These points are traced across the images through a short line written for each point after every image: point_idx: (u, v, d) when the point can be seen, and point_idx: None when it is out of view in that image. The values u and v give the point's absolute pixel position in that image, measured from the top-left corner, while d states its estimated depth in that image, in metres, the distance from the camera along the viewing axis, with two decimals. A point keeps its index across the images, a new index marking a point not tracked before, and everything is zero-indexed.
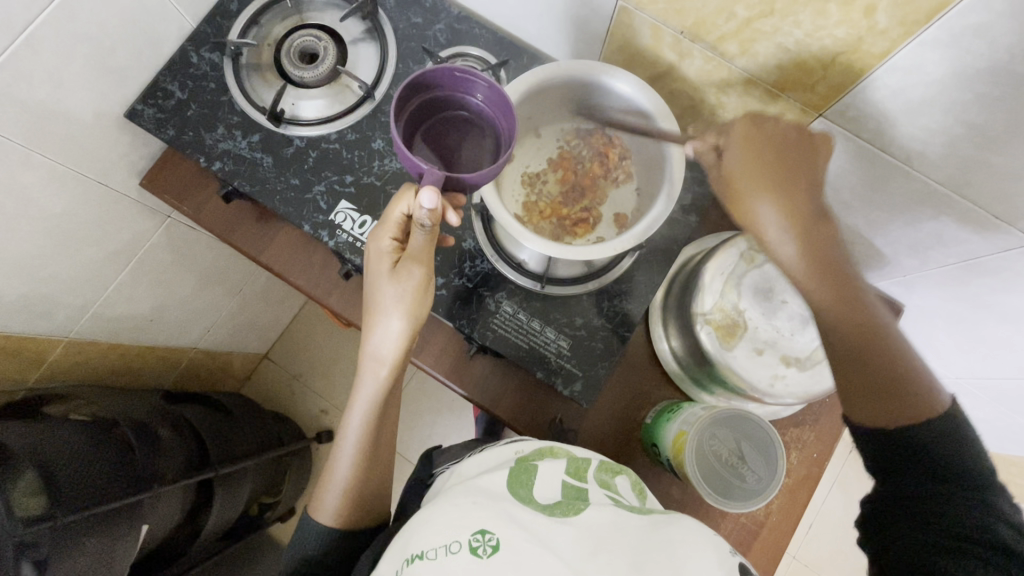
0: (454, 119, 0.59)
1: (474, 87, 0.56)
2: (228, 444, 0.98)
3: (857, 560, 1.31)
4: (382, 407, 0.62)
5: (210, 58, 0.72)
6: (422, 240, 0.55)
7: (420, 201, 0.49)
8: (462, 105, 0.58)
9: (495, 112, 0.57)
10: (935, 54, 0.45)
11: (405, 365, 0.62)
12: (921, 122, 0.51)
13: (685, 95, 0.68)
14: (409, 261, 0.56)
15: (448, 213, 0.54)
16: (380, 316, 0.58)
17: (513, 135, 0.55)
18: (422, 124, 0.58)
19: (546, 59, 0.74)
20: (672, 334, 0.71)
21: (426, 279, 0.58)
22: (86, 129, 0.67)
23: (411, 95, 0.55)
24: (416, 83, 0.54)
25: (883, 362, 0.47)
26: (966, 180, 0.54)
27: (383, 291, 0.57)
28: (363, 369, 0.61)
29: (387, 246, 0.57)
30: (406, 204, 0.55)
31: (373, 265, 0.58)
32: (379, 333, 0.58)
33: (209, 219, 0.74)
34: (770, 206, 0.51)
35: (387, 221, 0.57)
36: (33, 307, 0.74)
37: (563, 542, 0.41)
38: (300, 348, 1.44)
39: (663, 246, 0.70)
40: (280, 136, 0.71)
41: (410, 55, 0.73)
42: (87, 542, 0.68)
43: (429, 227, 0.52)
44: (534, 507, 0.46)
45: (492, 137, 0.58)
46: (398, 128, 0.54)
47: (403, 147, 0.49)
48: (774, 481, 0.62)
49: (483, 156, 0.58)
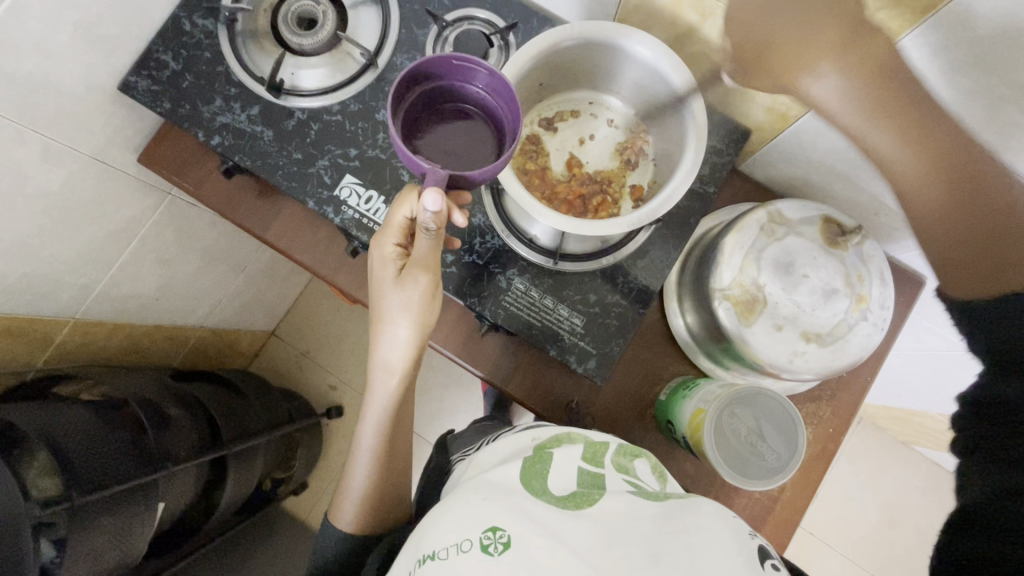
0: (457, 106, 0.57)
1: (474, 75, 0.53)
2: (242, 425, 0.99)
3: (861, 527, 1.34)
4: (397, 411, 0.61)
5: (204, 25, 0.69)
6: (426, 247, 0.52)
7: (423, 205, 0.46)
8: (465, 94, 0.56)
9: (498, 101, 0.54)
10: (985, 7, 0.42)
11: (418, 369, 0.61)
12: (962, 83, 0.49)
13: (705, 58, 0.64)
14: (413, 268, 0.54)
15: (454, 214, 0.53)
16: (388, 324, 0.57)
17: (514, 126, 0.53)
18: (424, 112, 0.56)
19: (557, 21, 0.70)
20: (688, 309, 0.69)
21: (433, 285, 0.55)
22: (78, 102, 0.65)
23: (410, 87, 0.53)
24: (415, 73, 0.52)
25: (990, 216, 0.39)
26: (1006, 145, 0.51)
27: (389, 299, 0.56)
28: (374, 378, 0.60)
29: (391, 253, 0.55)
30: (409, 208, 0.53)
31: (377, 273, 0.57)
32: (388, 340, 0.58)
33: (211, 197, 0.72)
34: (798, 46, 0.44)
35: (390, 226, 0.54)
36: (36, 288, 0.73)
37: (576, 537, 0.42)
38: (307, 325, 1.44)
39: (680, 219, 0.68)
40: (280, 107, 0.68)
41: (414, 19, 0.70)
42: (106, 520, 0.68)
43: (434, 231, 0.49)
44: (548, 501, 0.46)
45: (493, 130, 0.56)
46: (397, 121, 0.52)
47: (403, 145, 0.46)
48: (795, 457, 0.61)
49: (484, 146, 0.56)
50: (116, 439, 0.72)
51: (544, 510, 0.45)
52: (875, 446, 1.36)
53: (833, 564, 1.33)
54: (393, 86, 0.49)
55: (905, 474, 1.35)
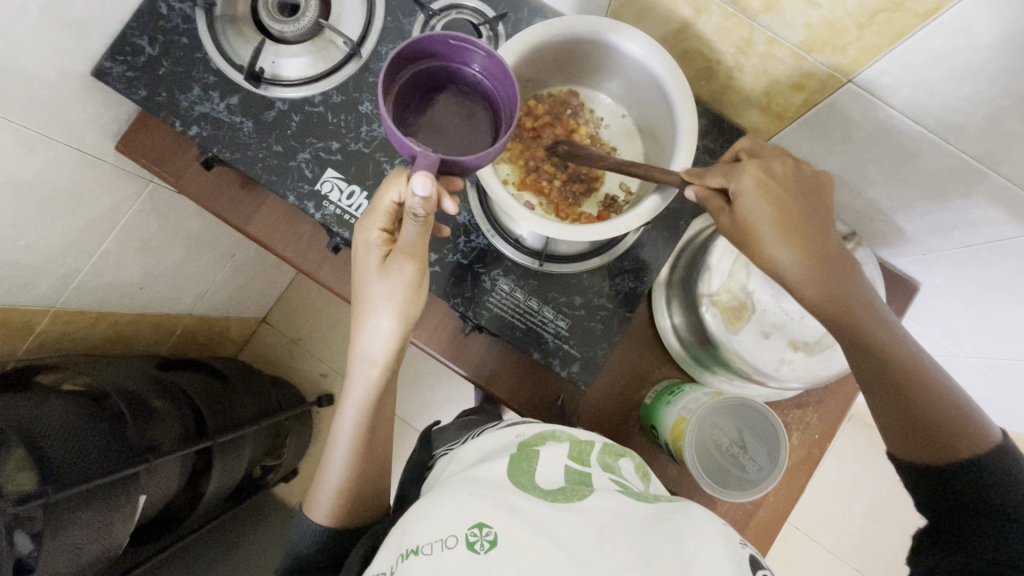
0: (449, 86, 0.55)
1: (471, 56, 0.51)
2: (230, 416, 0.98)
3: (846, 523, 1.35)
4: (375, 409, 0.61)
5: (181, 9, 0.67)
6: (413, 232, 0.51)
7: (412, 189, 0.45)
8: (461, 74, 0.54)
9: (494, 83, 0.53)
10: (990, 13, 0.41)
11: (397, 366, 0.60)
12: (962, 91, 0.47)
13: (699, 56, 0.62)
14: (399, 255, 0.53)
15: (444, 200, 0.52)
16: (369, 314, 0.55)
17: (511, 111, 0.51)
18: (416, 93, 0.54)
19: (549, 12, 0.68)
20: (676, 310, 0.68)
21: (418, 274, 0.54)
22: (50, 88, 0.62)
23: (406, 65, 0.51)
24: (407, 51, 0.49)
25: (924, 401, 0.46)
26: (1004, 156, 0.50)
27: (372, 287, 0.55)
28: (353, 372, 0.59)
29: (376, 238, 0.54)
30: (397, 191, 0.52)
31: (361, 259, 0.55)
32: (369, 332, 0.56)
33: (191, 187, 0.70)
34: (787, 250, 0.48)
35: (376, 210, 0.54)
36: (14, 278, 0.71)
37: (567, 533, 0.41)
38: (297, 313, 1.43)
39: (670, 220, 0.67)
40: (260, 97, 0.66)
41: (400, 7, 0.67)
42: (83, 515, 0.67)
43: (422, 217, 0.48)
44: (537, 496, 0.46)
45: (492, 110, 0.54)
46: (389, 104, 0.50)
47: (393, 127, 0.44)
48: (777, 469, 0.60)
49: (481, 131, 0.54)
50: (96, 433, 0.71)
51: (533, 506, 0.44)
52: (864, 444, 1.37)
53: (819, 559, 1.34)
54: (383, 66, 0.47)
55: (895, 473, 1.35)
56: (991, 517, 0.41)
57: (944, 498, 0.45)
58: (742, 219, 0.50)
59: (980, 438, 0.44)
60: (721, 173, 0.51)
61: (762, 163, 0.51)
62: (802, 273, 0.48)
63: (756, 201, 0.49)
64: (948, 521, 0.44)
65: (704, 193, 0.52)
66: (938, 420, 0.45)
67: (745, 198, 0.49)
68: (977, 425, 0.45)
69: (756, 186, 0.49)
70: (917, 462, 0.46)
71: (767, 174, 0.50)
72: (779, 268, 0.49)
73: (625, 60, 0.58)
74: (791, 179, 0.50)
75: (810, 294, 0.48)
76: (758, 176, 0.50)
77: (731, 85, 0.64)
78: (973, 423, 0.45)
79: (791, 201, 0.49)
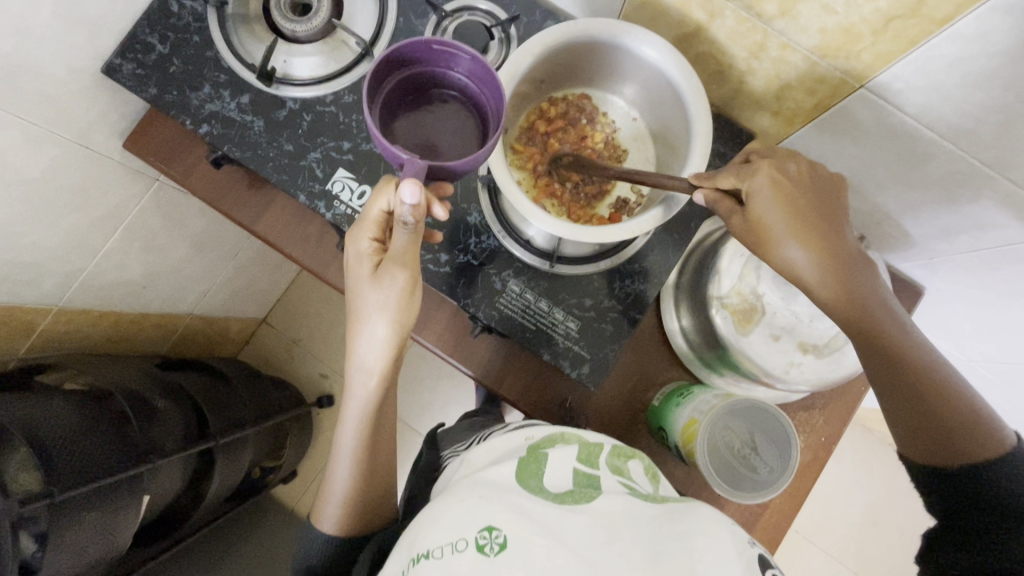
0: (436, 91, 0.55)
1: (455, 60, 0.51)
2: (231, 416, 0.98)
3: (846, 525, 1.35)
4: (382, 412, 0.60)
5: (193, 8, 0.67)
6: (404, 240, 0.51)
7: (401, 196, 0.45)
8: (445, 77, 0.53)
9: (481, 85, 0.53)
10: (1006, 21, 0.41)
11: (396, 373, 0.59)
12: (974, 97, 0.48)
13: (711, 59, 0.63)
14: (389, 265, 0.53)
15: (434, 206, 0.51)
16: (367, 323, 0.55)
17: (496, 114, 0.51)
18: (404, 96, 0.54)
19: (561, 14, 0.68)
20: (684, 312, 0.69)
21: (410, 282, 0.54)
22: (60, 85, 0.62)
23: (391, 71, 0.51)
24: (392, 58, 0.50)
25: (941, 404, 0.46)
26: (1014, 162, 0.51)
27: (366, 297, 0.54)
28: (354, 379, 0.58)
29: (366, 247, 0.54)
30: (386, 200, 0.51)
31: (354, 270, 0.56)
32: (366, 340, 0.56)
33: (199, 186, 0.70)
34: (800, 250, 0.49)
35: (365, 220, 0.53)
36: (18, 276, 0.71)
37: (577, 536, 0.41)
38: (298, 314, 1.42)
39: (679, 223, 0.67)
40: (270, 96, 0.66)
41: (412, 8, 0.67)
42: (88, 516, 0.67)
43: (412, 225, 0.48)
44: (545, 498, 0.46)
45: (478, 112, 0.54)
46: (375, 112, 0.50)
47: (380, 136, 0.44)
48: (788, 472, 0.60)
49: (465, 132, 0.54)
50: (100, 434, 0.70)
51: (542, 509, 0.44)
52: (863, 447, 1.38)
53: (817, 562, 1.34)
54: (367, 75, 0.47)
55: (894, 476, 1.36)
56: (1000, 518, 0.42)
57: (952, 496, 0.45)
58: (754, 221, 0.50)
59: (996, 443, 0.44)
60: (734, 173, 0.51)
61: (778, 162, 0.51)
62: (813, 272, 0.49)
63: (769, 205, 0.49)
64: (958, 519, 0.45)
65: (712, 196, 0.52)
66: (955, 424, 0.45)
67: (758, 202, 0.50)
68: (994, 429, 0.45)
69: (772, 185, 0.49)
70: (922, 461, 0.48)
71: (781, 173, 0.50)
72: (791, 268, 0.50)
73: (643, 66, 0.59)
74: (805, 178, 0.51)
75: (823, 293, 0.49)
76: (773, 177, 0.49)
77: (742, 90, 0.64)
78: (991, 430, 0.45)
79: (805, 202, 0.49)
